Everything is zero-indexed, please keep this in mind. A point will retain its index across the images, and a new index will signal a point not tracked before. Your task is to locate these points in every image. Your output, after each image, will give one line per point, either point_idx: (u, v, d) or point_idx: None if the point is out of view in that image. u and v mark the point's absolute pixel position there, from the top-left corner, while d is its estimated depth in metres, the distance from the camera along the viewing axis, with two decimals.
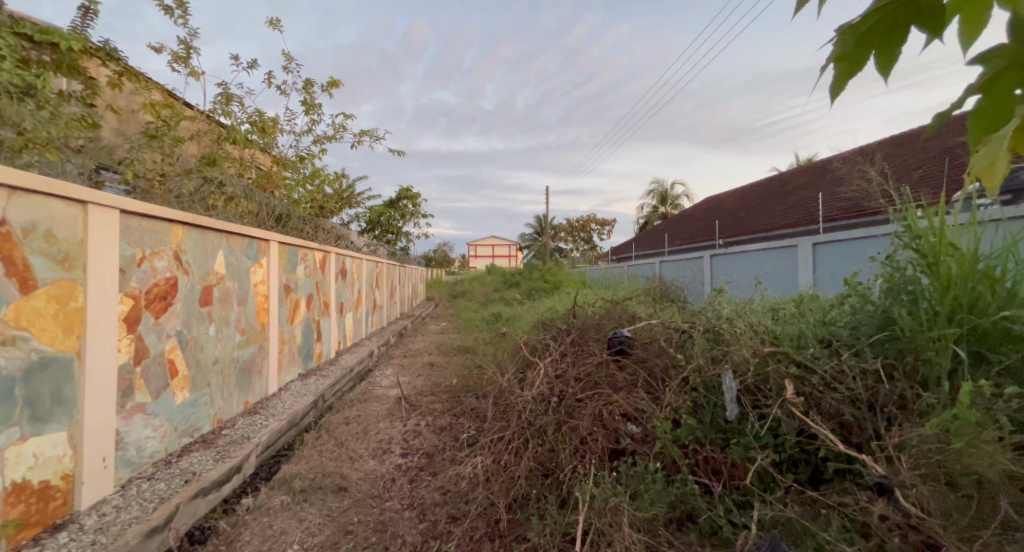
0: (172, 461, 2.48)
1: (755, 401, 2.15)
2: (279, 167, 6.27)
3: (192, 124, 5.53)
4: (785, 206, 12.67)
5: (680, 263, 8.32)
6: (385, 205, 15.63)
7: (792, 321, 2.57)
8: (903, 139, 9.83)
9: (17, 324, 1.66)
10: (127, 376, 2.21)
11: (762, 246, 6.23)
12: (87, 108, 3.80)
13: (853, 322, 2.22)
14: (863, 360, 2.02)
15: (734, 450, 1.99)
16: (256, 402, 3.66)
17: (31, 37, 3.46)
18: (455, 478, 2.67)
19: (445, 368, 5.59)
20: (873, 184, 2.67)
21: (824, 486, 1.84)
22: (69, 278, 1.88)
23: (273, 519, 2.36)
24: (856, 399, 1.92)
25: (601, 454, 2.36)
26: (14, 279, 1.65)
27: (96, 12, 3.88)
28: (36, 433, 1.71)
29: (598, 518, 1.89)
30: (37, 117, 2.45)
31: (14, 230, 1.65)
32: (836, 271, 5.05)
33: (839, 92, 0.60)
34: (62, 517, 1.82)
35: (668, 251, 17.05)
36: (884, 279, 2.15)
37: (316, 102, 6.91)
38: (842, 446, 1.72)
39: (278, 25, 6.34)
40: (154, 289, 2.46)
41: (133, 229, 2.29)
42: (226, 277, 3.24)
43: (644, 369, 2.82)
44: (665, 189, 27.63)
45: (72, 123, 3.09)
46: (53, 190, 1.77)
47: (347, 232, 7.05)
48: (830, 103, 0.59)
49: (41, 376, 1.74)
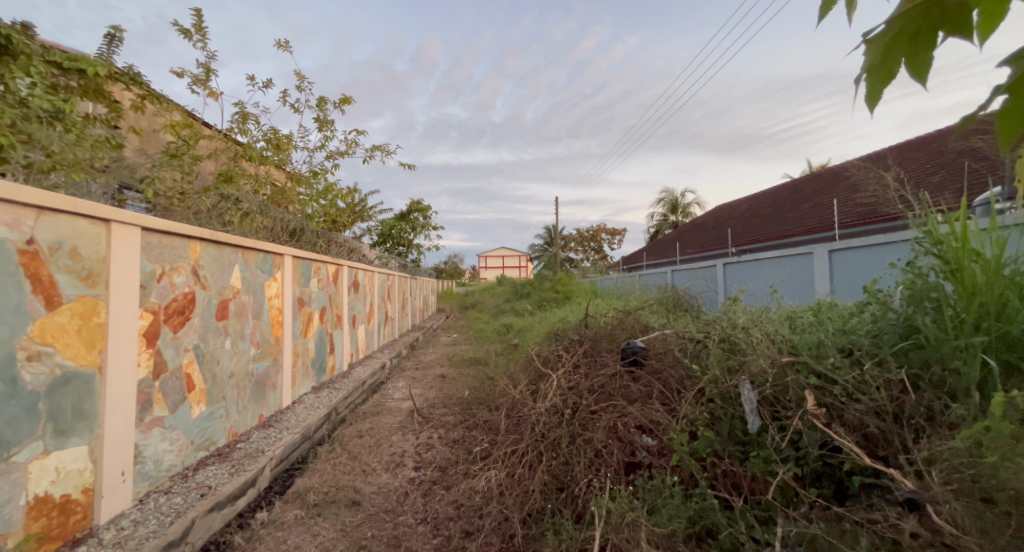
0: (189, 475, 2.51)
1: (774, 413, 2.10)
2: (294, 183, 6.41)
3: (210, 143, 5.72)
4: (799, 214, 12.53)
5: (692, 272, 8.25)
6: (396, 218, 15.93)
7: (810, 330, 2.53)
8: (920, 143, 9.69)
9: (42, 339, 1.70)
10: (146, 390, 2.24)
11: (777, 254, 6.15)
12: (111, 129, 3.93)
13: (875, 330, 2.17)
14: (886, 370, 1.97)
15: (754, 463, 1.94)
16: (271, 415, 3.70)
17: (60, 64, 3.62)
18: (468, 492, 2.65)
19: (456, 380, 5.58)
20: (890, 189, 2.63)
21: (850, 501, 1.79)
22: (92, 295, 1.93)
23: (286, 533, 2.35)
24: (881, 410, 1.87)
25: (616, 467, 2.32)
26: (40, 295, 1.70)
27: (121, 39, 4.05)
28: (58, 447, 1.74)
29: (614, 533, 1.85)
30: (64, 139, 2.56)
31: (40, 249, 1.70)
32: (855, 279, 4.97)
33: (874, 103, 0.58)
34: (82, 530, 1.84)
35: (678, 260, 16.98)
36: (905, 286, 2.09)
37: (328, 118, 7.09)
38: (868, 460, 1.67)
39: (290, 45, 6.57)
40: (173, 304, 2.50)
41: (153, 245, 2.35)
42: (242, 291, 3.30)
43: (658, 381, 2.79)
44: (676, 197, 27.48)
45: (98, 145, 3.21)
46: (78, 209, 1.83)
47: (360, 245, 7.15)
48: (868, 114, 0.58)
49: (64, 391, 1.77)
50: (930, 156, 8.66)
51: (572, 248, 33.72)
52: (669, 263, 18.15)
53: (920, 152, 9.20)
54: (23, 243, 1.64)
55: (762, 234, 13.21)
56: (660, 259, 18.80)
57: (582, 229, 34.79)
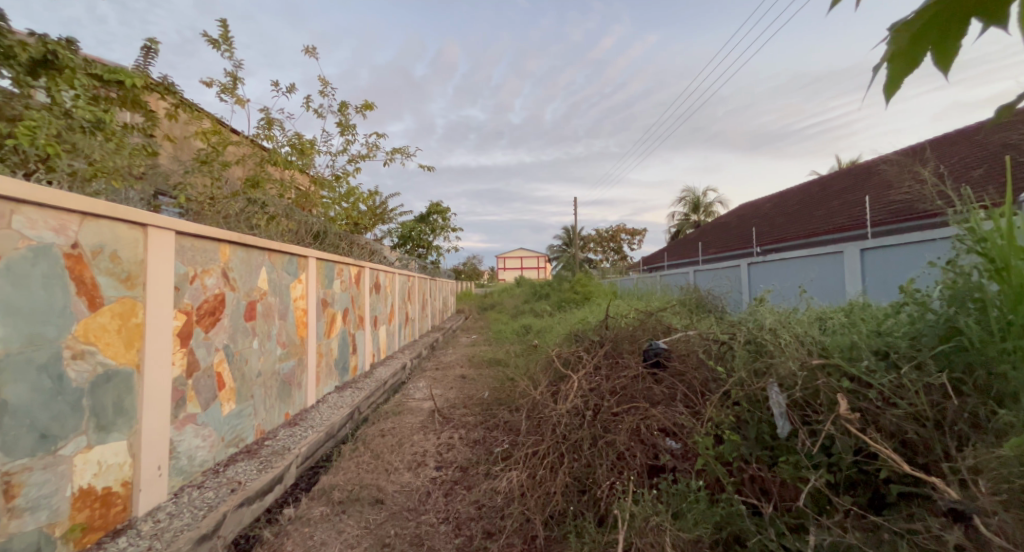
0: (220, 471, 2.59)
1: (804, 417, 2.04)
2: (317, 186, 6.57)
3: (238, 149, 5.91)
4: (828, 212, 12.13)
5: (715, 272, 8.08)
6: (416, 220, 16.16)
7: (842, 332, 2.45)
8: (959, 136, 9.25)
9: (85, 338, 1.78)
10: (180, 388, 2.33)
11: (804, 252, 5.98)
12: (146, 138, 4.10)
13: (912, 332, 2.07)
14: (926, 374, 1.88)
15: (784, 469, 1.89)
16: (297, 413, 3.79)
17: (101, 77, 3.80)
18: (490, 493, 2.66)
19: (476, 381, 5.61)
20: (927, 185, 2.51)
21: (887, 510, 1.72)
22: (131, 296, 2.01)
23: (313, 529, 2.40)
24: (920, 416, 1.79)
25: (639, 470, 2.31)
26: (83, 297, 1.78)
27: (156, 51, 4.22)
28: (100, 442, 1.82)
29: (638, 538, 1.83)
30: (105, 148, 2.69)
31: (84, 252, 1.79)
32: (889, 278, 4.80)
33: (893, 92, 0.59)
34: (122, 521, 1.93)
35: (701, 260, 16.65)
36: (946, 286, 1.99)
37: (350, 123, 7.25)
38: (906, 468, 1.60)
39: (315, 52, 6.76)
40: (205, 305, 2.59)
41: (186, 248, 2.44)
42: (269, 292, 3.39)
43: (682, 383, 2.74)
44: (698, 196, 27.05)
45: (134, 152, 3.36)
46: (119, 214, 1.91)
47: (381, 247, 7.28)
48: (883, 102, 0.59)
49: (106, 388, 1.85)
50: (971, 149, 8.25)
51: (591, 248, 33.54)
52: (690, 263, 17.84)
53: (960, 145, 8.78)
54: (68, 247, 1.72)
55: (789, 233, 12.84)
56: (682, 259, 18.52)
57: (602, 229, 34.54)
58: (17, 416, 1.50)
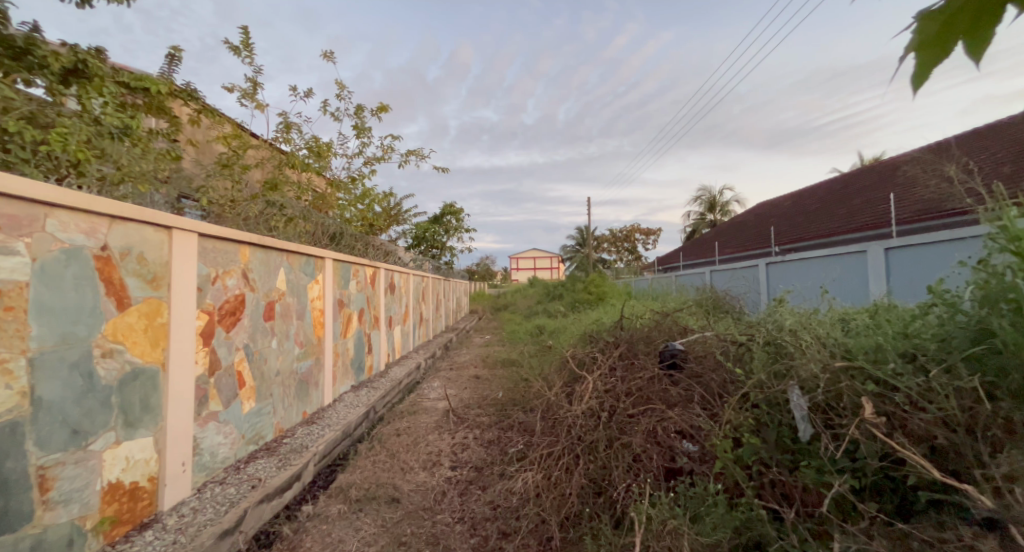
0: (241, 467, 2.65)
1: (827, 420, 2.00)
2: (334, 189, 6.67)
3: (257, 152, 6.04)
4: (850, 210, 11.83)
5: (732, 272, 7.95)
6: (430, 221, 16.30)
7: (866, 334, 2.38)
8: (990, 131, 8.93)
9: (114, 337, 1.84)
10: (202, 386, 2.39)
11: (825, 252, 5.83)
12: (171, 143, 4.22)
13: (941, 334, 2.00)
14: (956, 378, 1.81)
15: (806, 474, 1.85)
16: (314, 412, 3.85)
17: (128, 84, 3.92)
18: (505, 493, 2.67)
19: (489, 381, 5.62)
20: (955, 182, 2.43)
21: (915, 518, 1.67)
22: (156, 296, 2.07)
23: (331, 526, 2.44)
24: (951, 421, 1.72)
25: (656, 472, 2.29)
26: (112, 298, 1.84)
27: (180, 58, 4.34)
28: (128, 437, 1.87)
29: (655, 541, 1.81)
30: (132, 154, 2.77)
31: (112, 254, 1.85)
32: (916, 279, 4.66)
33: (921, 84, 0.57)
34: (149, 515, 1.98)
35: (718, 261, 16.40)
36: (977, 286, 1.92)
37: (366, 126, 7.35)
38: (936, 474, 1.54)
39: (332, 57, 6.88)
40: (226, 305, 2.66)
41: (208, 250, 2.50)
42: (287, 293, 3.46)
43: (699, 385, 2.70)
44: (714, 196, 26.67)
45: (159, 157, 3.46)
46: (145, 217, 1.97)
47: (395, 248, 7.35)
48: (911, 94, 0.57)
49: (133, 386, 1.91)
50: (1003, 144, 7.95)
51: (605, 248, 33.36)
52: (707, 263, 17.58)
53: (991, 141, 8.47)
54: (98, 249, 1.78)
55: (809, 232, 12.56)
56: (698, 259, 18.26)
57: (616, 229, 34.29)
58: (51, 412, 1.55)
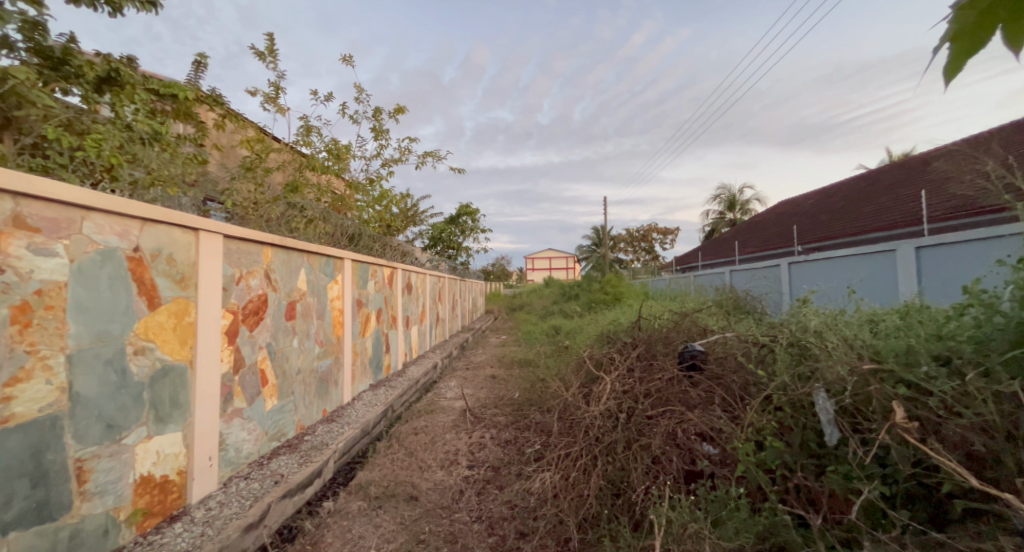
0: (264, 463, 2.72)
1: (855, 424, 1.94)
2: (352, 190, 6.78)
3: (279, 155, 6.17)
4: (878, 208, 11.46)
5: (753, 272, 7.79)
6: (446, 222, 16.42)
7: (896, 336, 2.30)
8: None
9: (145, 336, 1.90)
10: (228, 383, 2.45)
11: (851, 251, 5.66)
12: (197, 147, 4.35)
13: (979, 335, 1.89)
14: (995, 382, 1.72)
15: (832, 479, 1.80)
16: (333, 410, 3.92)
17: (157, 91, 4.06)
18: (523, 493, 2.67)
19: (506, 381, 5.63)
20: (992, 177, 2.33)
21: (950, 527, 1.61)
22: (185, 296, 2.14)
23: (351, 523, 2.48)
24: (989, 427, 1.65)
25: (675, 475, 2.26)
26: (144, 298, 1.90)
27: (206, 65, 4.47)
28: (158, 432, 1.94)
29: (676, 545, 1.79)
30: (161, 158, 2.87)
31: (144, 256, 1.91)
32: (950, 279, 4.49)
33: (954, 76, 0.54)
34: (178, 508, 2.05)
35: (738, 260, 16.08)
36: (1018, 286, 1.82)
37: (384, 128, 7.44)
38: (972, 482, 1.47)
39: (351, 60, 6.99)
40: (250, 305, 2.72)
41: (233, 251, 2.57)
42: (308, 293, 3.53)
43: (720, 387, 2.65)
44: (734, 194, 26.17)
45: (186, 161, 3.57)
46: (174, 220, 2.04)
47: (412, 249, 7.43)
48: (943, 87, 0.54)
49: (163, 382, 1.97)
50: None
51: (622, 248, 33.06)
52: (726, 263, 17.25)
53: None
54: (131, 250, 1.85)
55: (834, 231, 12.21)
56: (717, 259, 17.95)
57: (633, 229, 33.94)
58: (88, 407, 1.62)
